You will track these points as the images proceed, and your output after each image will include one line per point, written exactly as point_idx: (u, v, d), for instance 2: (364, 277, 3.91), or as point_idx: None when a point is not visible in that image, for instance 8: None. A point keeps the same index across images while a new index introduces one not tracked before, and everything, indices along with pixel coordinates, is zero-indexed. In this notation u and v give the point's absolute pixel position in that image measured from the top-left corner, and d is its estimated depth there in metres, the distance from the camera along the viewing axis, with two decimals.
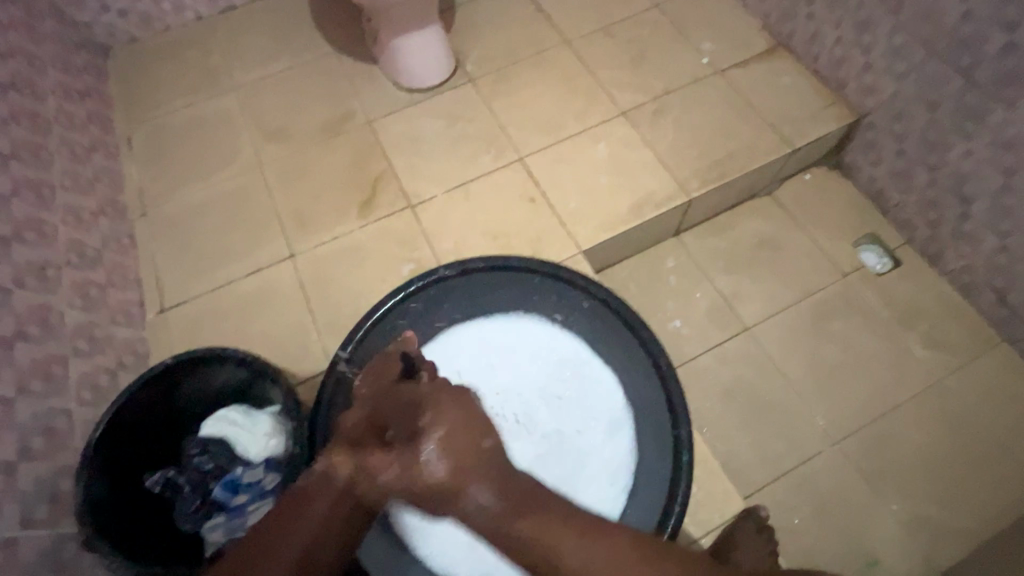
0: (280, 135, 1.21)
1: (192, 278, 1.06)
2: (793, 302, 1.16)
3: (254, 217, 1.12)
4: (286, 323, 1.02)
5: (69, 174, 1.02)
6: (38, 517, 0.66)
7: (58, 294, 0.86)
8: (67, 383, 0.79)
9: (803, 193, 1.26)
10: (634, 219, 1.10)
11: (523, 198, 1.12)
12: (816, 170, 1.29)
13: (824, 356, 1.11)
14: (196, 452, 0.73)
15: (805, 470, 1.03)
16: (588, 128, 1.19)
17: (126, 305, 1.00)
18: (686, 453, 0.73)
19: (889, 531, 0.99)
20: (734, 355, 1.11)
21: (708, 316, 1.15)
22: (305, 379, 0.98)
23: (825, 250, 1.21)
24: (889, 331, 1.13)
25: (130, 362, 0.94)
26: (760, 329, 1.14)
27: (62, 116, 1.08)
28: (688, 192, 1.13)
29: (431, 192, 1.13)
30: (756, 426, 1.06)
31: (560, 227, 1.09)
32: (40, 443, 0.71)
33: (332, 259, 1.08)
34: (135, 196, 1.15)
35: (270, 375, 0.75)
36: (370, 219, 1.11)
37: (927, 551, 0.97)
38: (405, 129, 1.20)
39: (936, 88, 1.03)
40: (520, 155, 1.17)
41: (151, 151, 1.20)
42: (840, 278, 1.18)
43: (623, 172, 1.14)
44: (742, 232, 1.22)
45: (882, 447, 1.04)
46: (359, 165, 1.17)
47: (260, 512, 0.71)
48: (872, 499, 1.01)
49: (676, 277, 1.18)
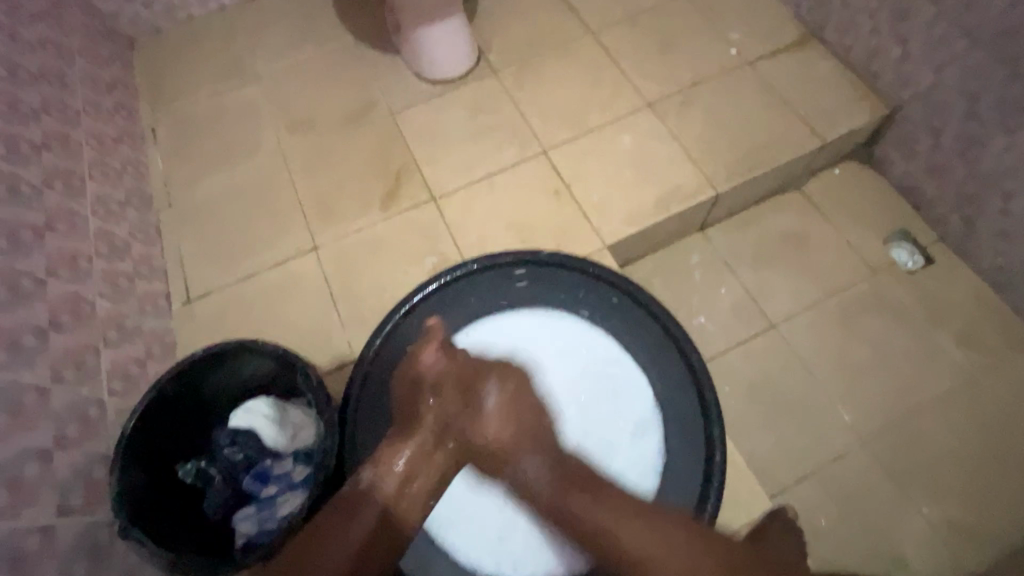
0: (303, 127, 1.21)
1: (218, 269, 1.07)
2: (821, 298, 1.14)
3: (278, 208, 1.13)
4: (310, 315, 1.02)
5: (98, 165, 1.03)
6: (74, 504, 0.67)
7: (89, 284, 0.86)
8: (98, 372, 0.80)
9: (833, 188, 1.23)
10: (660, 213, 1.08)
11: (547, 191, 1.11)
12: (845, 164, 1.25)
13: (854, 354, 1.09)
14: (226, 443, 0.74)
15: (832, 469, 1.01)
16: (613, 120, 1.17)
17: (153, 295, 1.01)
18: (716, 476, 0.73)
19: (918, 534, 0.97)
20: (760, 352, 1.10)
21: (733, 312, 1.13)
22: (330, 371, 0.99)
23: (855, 246, 1.18)
24: (921, 329, 1.11)
25: (158, 352, 0.95)
26: (786, 325, 1.12)
27: (89, 106, 1.08)
28: (716, 186, 1.11)
29: (454, 184, 1.12)
30: (783, 424, 1.04)
31: (585, 220, 1.08)
32: (75, 432, 0.71)
33: (355, 250, 1.08)
34: (161, 186, 1.16)
35: (297, 366, 0.75)
36: (393, 211, 1.11)
37: (957, 554, 0.95)
38: (427, 121, 1.19)
39: (977, 80, 0.99)
40: (544, 147, 1.15)
41: (176, 142, 1.20)
42: (870, 275, 1.15)
43: (649, 166, 1.12)
44: (769, 227, 1.20)
45: (912, 448, 1.02)
46: (382, 156, 1.16)
47: (290, 504, 0.70)
48: (901, 501, 0.99)
49: (701, 272, 1.16)
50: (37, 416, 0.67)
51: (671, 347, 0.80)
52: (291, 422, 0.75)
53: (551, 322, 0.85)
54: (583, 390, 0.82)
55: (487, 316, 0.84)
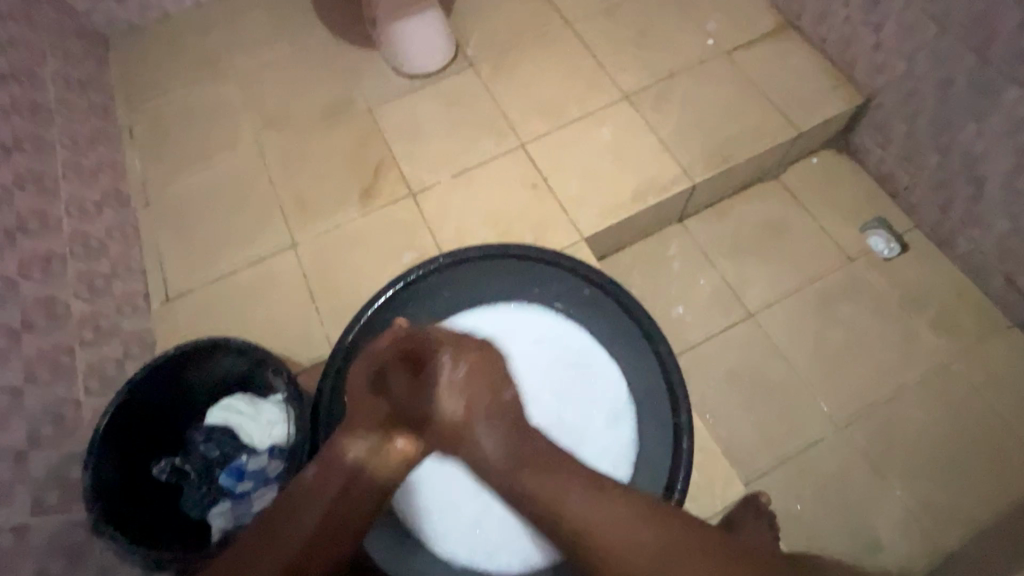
0: (280, 123, 1.20)
1: (196, 268, 1.07)
2: (798, 286, 1.15)
3: (256, 205, 1.13)
4: (288, 312, 1.03)
5: (71, 165, 1.02)
6: (49, 503, 0.67)
7: (64, 285, 0.86)
8: (74, 372, 0.80)
9: (810, 177, 1.24)
10: (636, 204, 1.09)
11: (524, 184, 1.11)
12: (822, 153, 1.26)
13: (829, 340, 1.10)
14: (202, 440, 0.75)
15: (808, 455, 1.02)
16: (590, 112, 1.17)
17: (131, 295, 1.01)
18: (681, 467, 0.73)
19: (892, 517, 0.98)
20: (737, 341, 1.11)
21: (712, 302, 1.14)
22: (308, 367, 0.99)
23: (831, 234, 1.19)
24: (896, 315, 1.12)
25: (136, 351, 0.95)
26: (763, 314, 1.13)
27: (62, 106, 1.08)
28: (692, 177, 1.11)
29: (431, 179, 1.13)
30: (760, 411, 1.06)
31: (562, 212, 1.08)
32: (50, 432, 0.71)
33: (333, 246, 1.08)
34: (138, 185, 1.16)
35: (271, 365, 0.75)
36: (371, 207, 1.11)
37: (931, 537, 0.97)
38: (405, 116, 1.19)
39: (947, 68, 1.00)
40: (522, 140, 1.15)
41: (153, 141, 1.20)
42: (846, 263, 1.16)
43: (627, 158, 1.13)
44: (746, 216, 1.21)
45: (886, 432, 1.03)
46: (360, 152, 1.16)
47: (264, 498, 0.71)
48: (876, 484, 1.00)
49: (679, 262, 1.17)
50: (10, 417, 0.67)
51: (642, 340, 0.81)
52: (268, 419, 0.75)
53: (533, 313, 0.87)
54: (560, 381, 0.83)
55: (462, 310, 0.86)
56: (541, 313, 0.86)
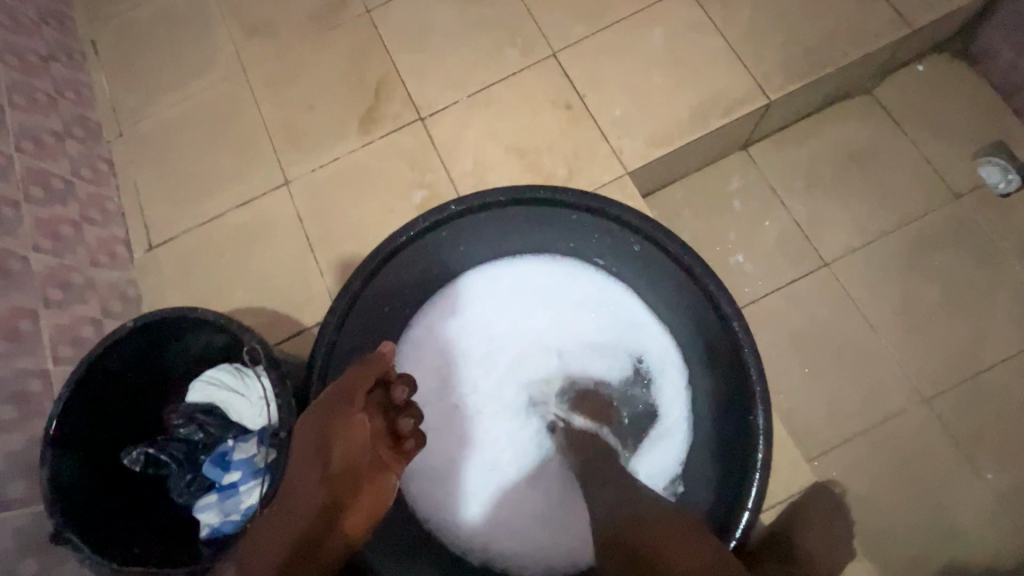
0: (263, 32, 1.00)
1: (179, 209, 0.94)
2: (886, 229, 0.95)
3: (242, 135, 0.96)
4: (285, 262, 0.90)
5: (21, 89, 0.87)
6: (14, 495, 0.59)
7: (19, 235, 0.74)
8: (40, 338, 0.70)
9: (914, 91, 0.99)
10: (695, 130, 0.88)
11: (557, 105, 0.91)
12: (934, 58, 1.00)
13: (920, 295, 0.92)
14: (181, 422, 0.64)
15: (883, 430, 0.88)
16: (641, 9, 0.93)
17: (108, 244, 0.89)
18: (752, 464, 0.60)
19: (976, 499, 0.85)
20: (807, 295, 0.94)
21: (778, 248, 0.96)
22: (310, 326, 0.87)
23: (935, 164, 0.96)
24: (1007, 266, 0.92)
25: (118, 308, 0.85)
26: (841, 264, 0.94)
27: (5, 14, 0.90)
28: (767, 92, 0.89)
29: (444, 100, 0.93)
30: (829, 377, 0.91)
31: (603, 140, 0.89)
32: (9, 412, 0.62)
33: (331, 185, 0.92)
34: (109, 112, 1.00)
35: (244, 340, 0.61)
36: (373, 136, 0.93)
37: (1020, 523, 0.84)
38: (411, 19, 0.97)
39: None
40: (554, 48, 0.93)
41: (121, 58, 1.02)
42: (951, 201, 0.95)
43: (686, 68, 0.90)
44: (828, 142, 0.99)
45: (980, 405, 0.88)
46: (358, 67, 0.96)
47: (256, 492, 0.60)
48: (961, 464, 0.86)
49: (741, 200, 0.98)
50: None
51: (707, 308, 0.65)
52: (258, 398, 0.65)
53: (568, 275, 0.77)
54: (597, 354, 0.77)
55: (489, 265, 0.77)
56: (578, 273, 0.77)
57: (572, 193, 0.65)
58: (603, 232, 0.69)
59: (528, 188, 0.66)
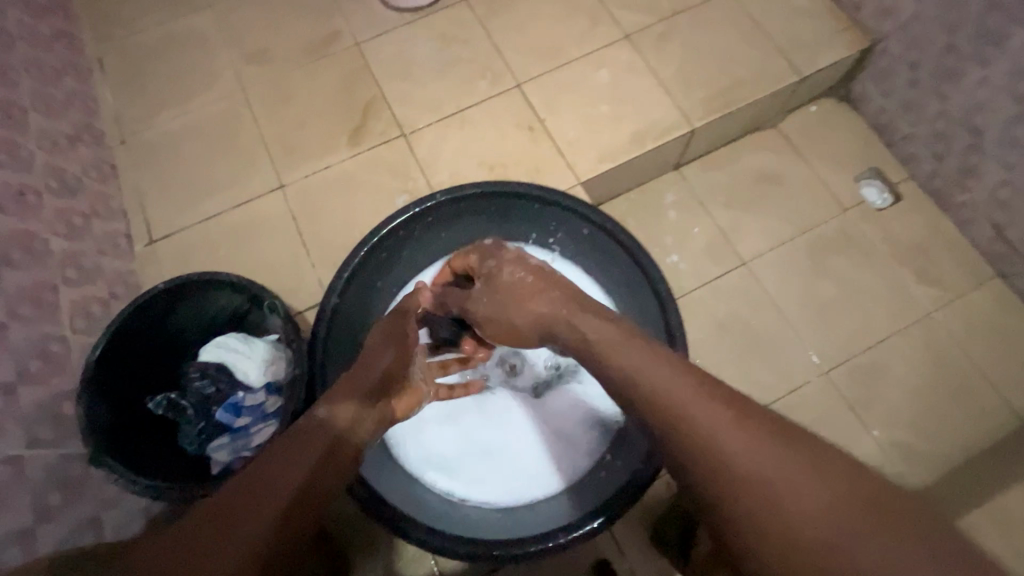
0: (263, 58, 1.14)
1: (180, 208, 1.04)
2: (791, 236, 1.15)
3: (241, 145, 1.08)
4: (278, 255, 1.01)
5: (39, 95, 0.96)
6: (44, 437, 0.67)
7: (41, 220, 0.83)
8: (59, 310, 0.78)
9: (808, 127, 1.22)
10: (635, 149, 1.07)
11: (521, 127, 1.08)
12: (823, 102, 1.24)
13: (819, 289, 1.12)
14: (197, 376, 0.73)
15: (793, 399, 1.05)
16: (590, 53, 1.13)
17: (113, 236, 0.97)
18: None
19: (869, 455, 1.03)
20: (730, 289, 1.12)
21: (705, 250, 1.14)
22: (301, 311, 0.98)
23: (827, 184, 1.19)
24: (885, 266, 1.14)
25: (122, 293, 0.93)
26: (756, 263, 1.14)
27: (25, 31, 1.00)
28: (692, 121, 1.09)
29: (424, 120, 1.09)
30: (748, 356, 1.08)
31: (559, 156, 1.06)
32: (38, 367, 0.70)
33: (323, 189, 1.05)
34: (113, 121, 1.09)
35: (266, 300, 0.74)
36: (361, 148, 1.07)
37: (904, 474, 1.02)
38: (395, 52, 1.13)
39: (957, 10, 0.98)
40: (518, 80, 1.11)
41: (126, 75, 1.13)
42: (840, 214, 1.17)
43: (626, 100, 1.09)
44: (743, 165, 1.20)
45: (868, 377, 1.07)
46: (348, 90, 1.11)
47: (263, 434, 0.72)
48: (855, 425, 1.04)
49: (675, 211, 1.17)
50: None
51: (643, 281, 0.81)
52: (266, 357, 0.74)
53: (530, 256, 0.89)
54: None
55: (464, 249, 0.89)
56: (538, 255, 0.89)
57: (538, 189, 0.81)
58: (562, 223, 0.85)
59: (505, 182, 0.81)
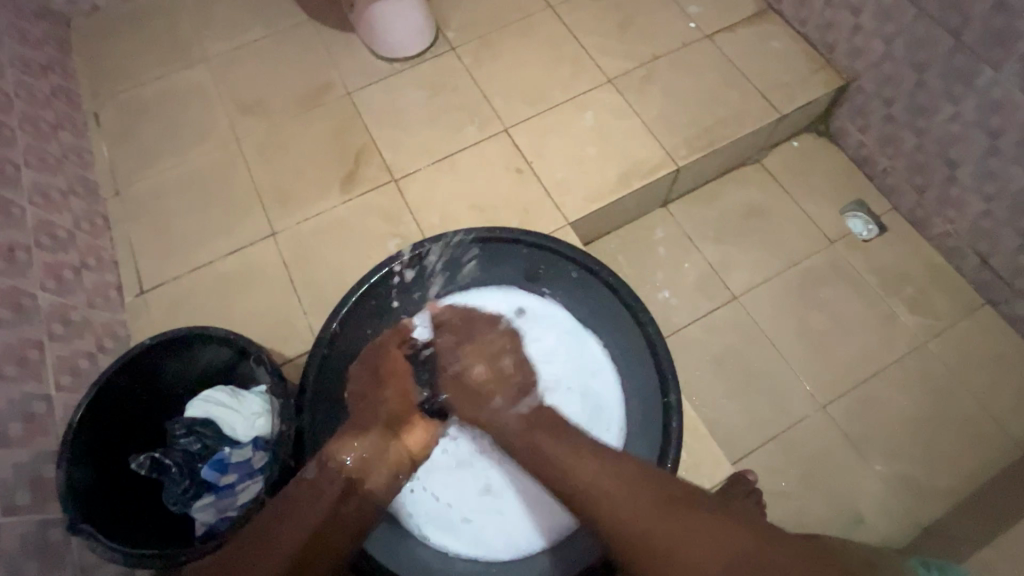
0: (256, 109, 1.17)
1: (171, 258, 1.04)
2: (780, 269, 1.16)
3: (233, 193, 1.09)
4: (269, 303, 1.00)
5: (35, 152, 0.98)
6: (20, 503, 0.65)
7: (29, 277, 0.83)
8: (44, 367, 0.77)
9: (790, 162, 1.25)
10: (622, 189, 1.09)
11: (509, 169, 1.10)
12: (803, 137, 1.28)
13: (813, 321, 1.12)
14: (182, 433, 0.72)
15: (792, 434, 1.04)
16: (575, 97, 1.16)
17: (104, 288, 0.97)
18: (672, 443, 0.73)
19: (874, 491, 1.01)
20: (723, 324, 1.12)
21: (696, 286, 1.15)
22: (292, 358, 0.97)
23: (813, 218, 1.20)
24: (875, 296, 1.14)
25: (111, 346, 0.92)
26: (747, 297, 1.14)
27: (22, 90, 1.03)
28: (676, 161, 1.11)
29: (414, 165, 1.11)
30: (745, 392, 1.07)
31: (548, 198, 1.07)
32: (19, 430, 0.68)
33: (315, 235, 1.05)
34: (107, 173, 1.11)
35: (251, 354, 0.73)
36: (352, 194, 1.08)
37: (909, 510, 1.00)
38: (386, 101, 1.17)
39: (924, 50, 1.01)
40: (506, 125, 1.14)
41: (122, 129, 1.15)
42: (828, 246, 1.18)
43: (611, 142, 1.12)
44: (729, 201, 1.22)
45: (866, 409, 1.06)
46: (340, 137, 1.13)
47: (249, 491, 0.70)
48: (856, 459, 1.03)
49: (665, 247, 1.18)
50: None
51: (626, 316, 0.81)
52: (253, 410, 0.73)
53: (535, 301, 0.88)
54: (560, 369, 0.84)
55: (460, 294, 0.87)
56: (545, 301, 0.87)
57: (516, 233, 0.83)
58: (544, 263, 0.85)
59: (485, 229, 0.83)
